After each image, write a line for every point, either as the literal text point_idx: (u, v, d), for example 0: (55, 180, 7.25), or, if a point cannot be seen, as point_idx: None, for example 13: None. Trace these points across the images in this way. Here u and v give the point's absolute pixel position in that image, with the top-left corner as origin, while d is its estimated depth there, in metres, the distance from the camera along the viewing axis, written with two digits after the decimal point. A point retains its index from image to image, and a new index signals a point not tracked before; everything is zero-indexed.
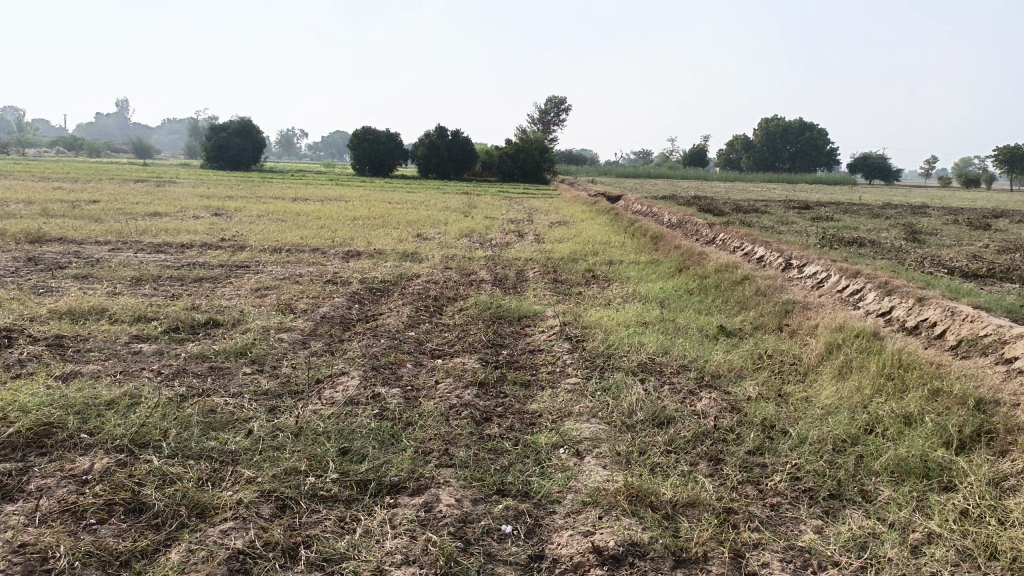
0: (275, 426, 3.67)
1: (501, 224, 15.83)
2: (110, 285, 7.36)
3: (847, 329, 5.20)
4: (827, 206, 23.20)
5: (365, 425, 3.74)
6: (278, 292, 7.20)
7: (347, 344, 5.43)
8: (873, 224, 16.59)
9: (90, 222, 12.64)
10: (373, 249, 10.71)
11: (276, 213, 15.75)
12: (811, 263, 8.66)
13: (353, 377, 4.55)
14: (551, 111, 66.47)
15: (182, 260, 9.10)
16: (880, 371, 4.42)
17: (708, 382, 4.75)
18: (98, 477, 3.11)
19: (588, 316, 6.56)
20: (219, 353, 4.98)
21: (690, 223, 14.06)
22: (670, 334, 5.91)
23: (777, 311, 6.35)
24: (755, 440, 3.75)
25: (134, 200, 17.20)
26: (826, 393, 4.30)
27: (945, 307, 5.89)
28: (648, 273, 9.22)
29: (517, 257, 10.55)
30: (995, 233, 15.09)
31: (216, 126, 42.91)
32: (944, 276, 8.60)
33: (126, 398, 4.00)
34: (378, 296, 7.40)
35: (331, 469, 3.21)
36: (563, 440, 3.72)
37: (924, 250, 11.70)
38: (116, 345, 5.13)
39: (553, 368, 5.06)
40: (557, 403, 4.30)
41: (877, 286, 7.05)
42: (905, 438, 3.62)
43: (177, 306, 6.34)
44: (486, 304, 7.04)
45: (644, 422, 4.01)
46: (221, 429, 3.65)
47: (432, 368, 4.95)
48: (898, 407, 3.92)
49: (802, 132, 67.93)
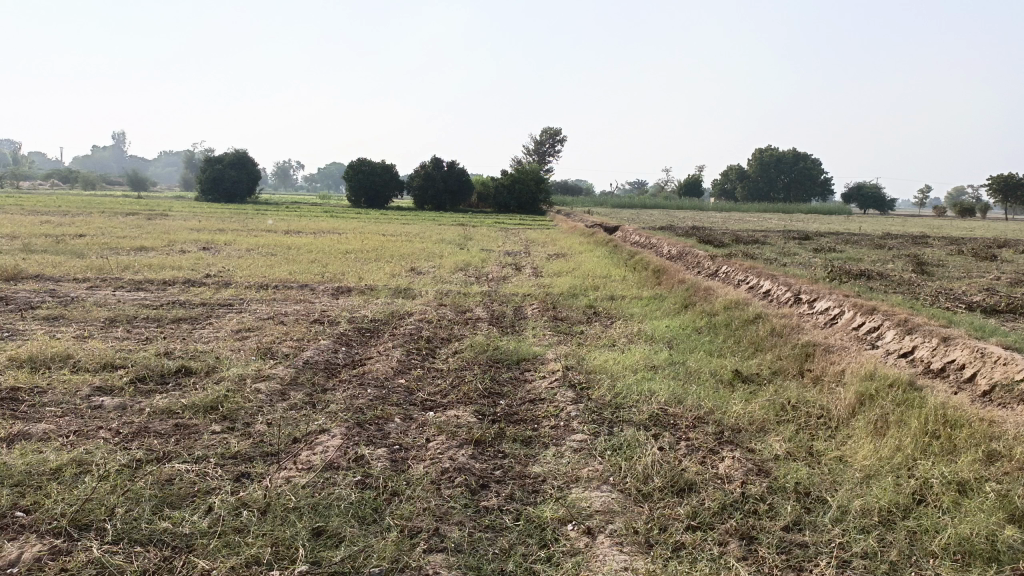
0: (241, 501, 3.19)
1: (497, 257, 15.42)
2: (79, 327, 6.89)
3: (880, 378, 4.74)
4: (826, 236, 22.80)
5: (344, 497, 3.27)
6: (260, 335, 6.73)
7: (329, 394, 4.95)
8: (878, 255, 16.19)
9: (70, 257, 12.19)
10: (364, 285, 10.28)
11: (265, 246, 15.35)
12: (823, 298, 8.26)
13: (334, 437, 4.07)
14: (546, 143, 66.66)
15: (162, 299, 8.65)
16: (923, 429, 3.95)
17: (729, 438, 4.28)
18: (25, 572, 2.60)
19: (592, 359, 6.10)
20: (187, 408, 4.50)
21: (691, 255, 13.70)
22: (681, 380, 5.46)
23: (797, 354, 5.89)
24: (791, 512, 3.27)
25: (121, 234, 16.82)
26: (864, 453, 3.85)
27: (973, 348, 5.44)
28: (652, 309, 8.83)
29: (515, 293, 10.13)
30: (1003, 263, 14.71)
31: (211, 158, 42.66)
32: (965, 312, 8.16)
33: (74, 465, 3.51)
34: (367, 338, 6.94)
35: (301, 559, 2.74)
36: (571, 515, 3.24)
37: (935, 283, 11.28)
38: (75, 399, 4.65)
39: (556, 422, 4.58)
40: (562, 465, 3.82)
41: (896, 324, 6.62)
42: (964, 511, 3.15)
43: (149, 352, 5.87)
44: (483, 346, 6.57)
45: (663, 490, 3.54)
46: (179, 506, 3.17)
47: (424, 423, 4.47)
48: (950, 471, 3.47)
49: (797, 161, 68.05)
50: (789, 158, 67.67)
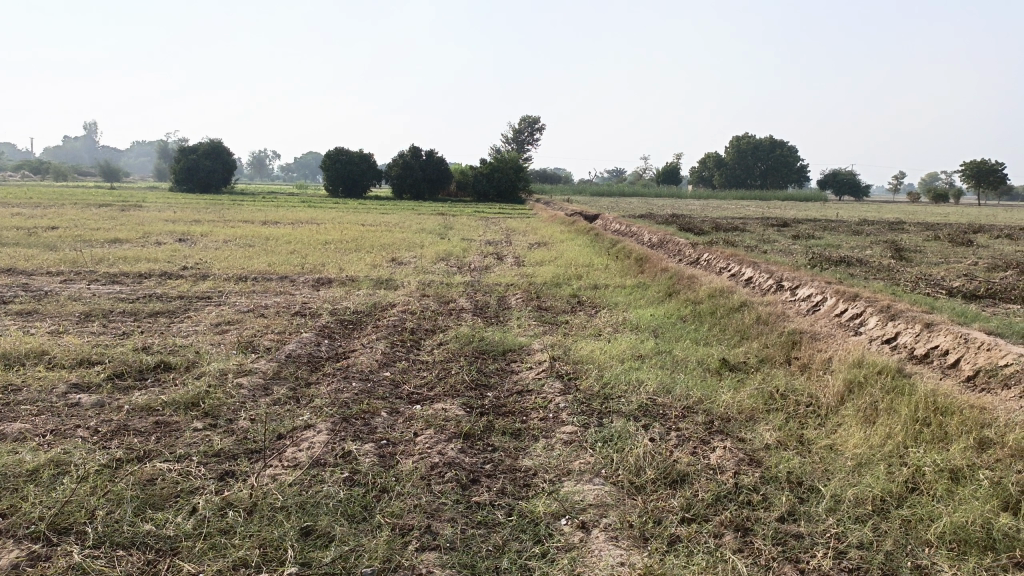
0: (226, 501, 3.11)
1: (477, 247, 15.32)
2: (54, 322, 6.72)
3: (868, 365, 4.73)
4: (804, 223, 22.93)
5: (333, 494, 3.19)
6: (240, 328, 6.62)
7: (313, 389, 4.86)
8: (856, 242, 16.28)
9: (42, 250, 11.91)
10: (345, 276, 10.16)
11: (243, 237, 15.17)
12: (805, 285, 8.28)
13: (320, 432, 3.99)
14: (525, 132, 66.51)
15: (138, 292, 8.48)
16: (913, 417, 3.95)
17: (720, 428, 4.25)
18: None
19: (578, 349, 6.06)
20: (167, 404, 4.40)
21: (672, 243, 13.70)
22: (669, 370, 5.43)
23: (783, 341, 5.89)
24: (786, 503, 3.25)
25: (95, 226, 16.53)
26: (855, 441, 3.84)
27: (957, 334, 5.45)
28: (636, 298, 8.81)
29: (497, 282, 10.07)
30: (978, 249, 14.88)
31: (185, 148, 42.06)
32: (946, 298, 8.20)
33: (52, 466, 3.41)
34: (349, 330, 6.84)
35: (290, 560, 2.66)
36: (564, 509, 3.19)
37: (914, 269, 11.36)
38: (51, 396, 4.52)
39: (545, 413, 4.53)
40: (553, 458, 3.78)
41: (879, 310, 6.64)
42: (958, 499, 3.14)
43: (126, 347, 5.74)
44: (468, 337, 6.50)
45: (655, 482, 3.51)
46: (161, 507, 3.08)
47: (411, 417, 4.40)
48: (942, 459, 3.47)
49: (774, 149, 68.42)
50: (766, 146, 68.02)
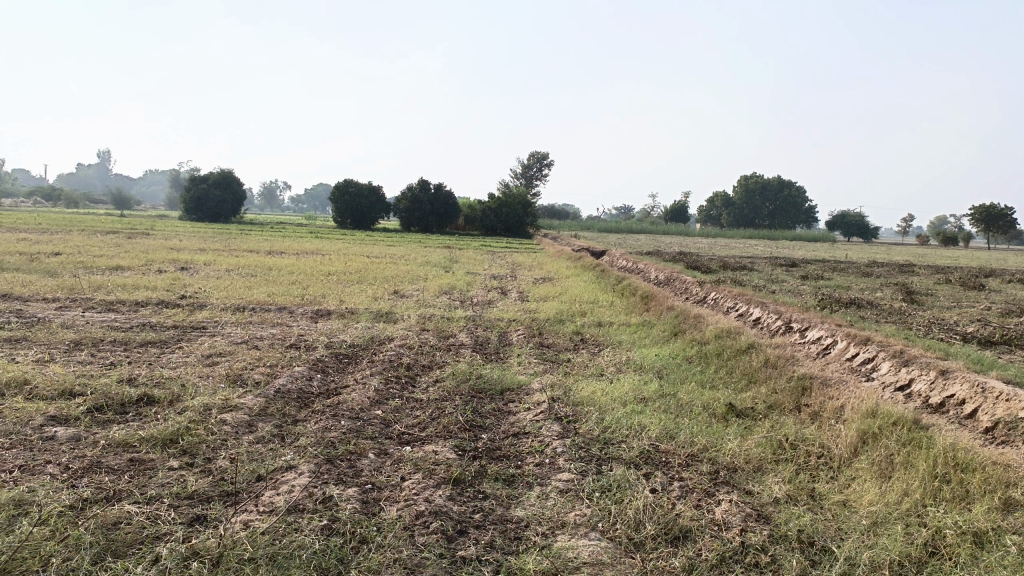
0: (193, 550, 2.89)
1: (482, 281, 15.18)
2: (41, 350, 6.54)
3: (883, 416, 4.49)
4: (811, 263, 22.76)
5: (308, 545, 2.97)
6: (231, 360, 6.42)
7: (300, 427, 4.65)
8: (866, 283, 16.05)
9: (42, 276, 11.80)
10: (344, 308, 9.99)
11: (245, 267, 15.07)
12: (814, 327, 8.05)
13: (301, 475, 3.77)
14: (534, 166, 66.88)
15: (132, 320, 8.31)
16: (932, 472, 3.72)
17: (725, 479, 4.01)
18: None
19: (579, 389, 5.83)
20: (145, 441, 4.19)
21: (679, 281, 13.51)
22: (673, 414, 5.19)
23: (792, 387, 5.65)
24: (796, 565, 3.00)
25: (98, 252, 16.45)
26: (869, 497, 3.60)
27: (973, 382, 5.21)
28: (641, 336, 8.59)
29: (499, 317, 9.88)
30: (991, 293, 14.65)
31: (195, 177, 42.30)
32: (960, 344, 7.95)
33: (12, 505, 3.20)
34: (343, 364, 6.63)
35: None
36: (556, 566, 2.96)
37: (925, 312, 11.13)
38: (25, 429, 4.31)
39: (540, 459, 4.30)
40: (546, 509, 3.54)
41: (891, 355, 6.41)
42: (983, 567, 2.90)
43: (110, 378, 5.54)
44: (465, 374, 6.29)
45: (656, 539, 3.27)
46: (123, 554, 2.87)
47: (399, 459, 4.17)
48: (964, 521, 3.23)
49: (783, 189, 68.51)
50: (774, 186, 68.11)
